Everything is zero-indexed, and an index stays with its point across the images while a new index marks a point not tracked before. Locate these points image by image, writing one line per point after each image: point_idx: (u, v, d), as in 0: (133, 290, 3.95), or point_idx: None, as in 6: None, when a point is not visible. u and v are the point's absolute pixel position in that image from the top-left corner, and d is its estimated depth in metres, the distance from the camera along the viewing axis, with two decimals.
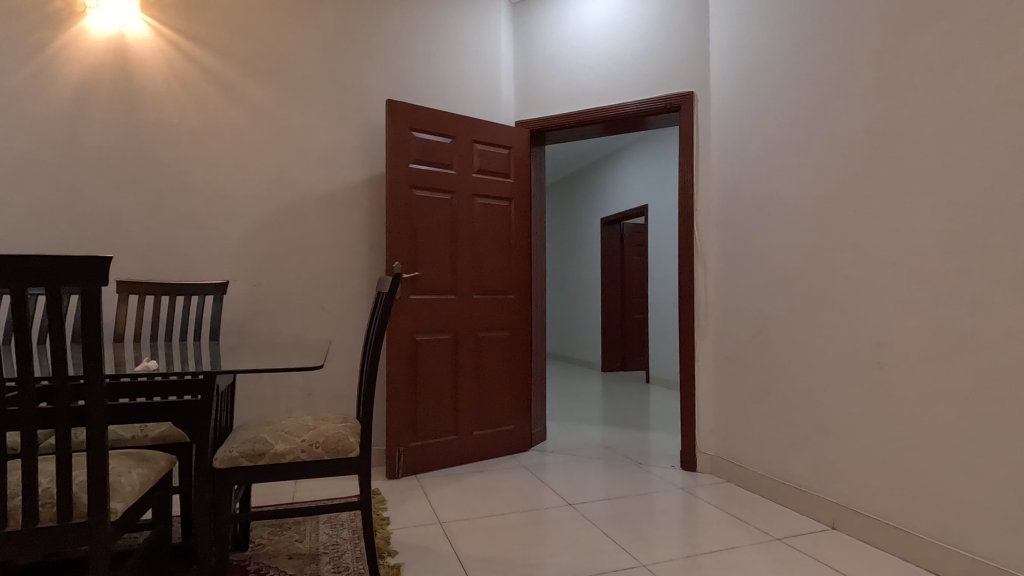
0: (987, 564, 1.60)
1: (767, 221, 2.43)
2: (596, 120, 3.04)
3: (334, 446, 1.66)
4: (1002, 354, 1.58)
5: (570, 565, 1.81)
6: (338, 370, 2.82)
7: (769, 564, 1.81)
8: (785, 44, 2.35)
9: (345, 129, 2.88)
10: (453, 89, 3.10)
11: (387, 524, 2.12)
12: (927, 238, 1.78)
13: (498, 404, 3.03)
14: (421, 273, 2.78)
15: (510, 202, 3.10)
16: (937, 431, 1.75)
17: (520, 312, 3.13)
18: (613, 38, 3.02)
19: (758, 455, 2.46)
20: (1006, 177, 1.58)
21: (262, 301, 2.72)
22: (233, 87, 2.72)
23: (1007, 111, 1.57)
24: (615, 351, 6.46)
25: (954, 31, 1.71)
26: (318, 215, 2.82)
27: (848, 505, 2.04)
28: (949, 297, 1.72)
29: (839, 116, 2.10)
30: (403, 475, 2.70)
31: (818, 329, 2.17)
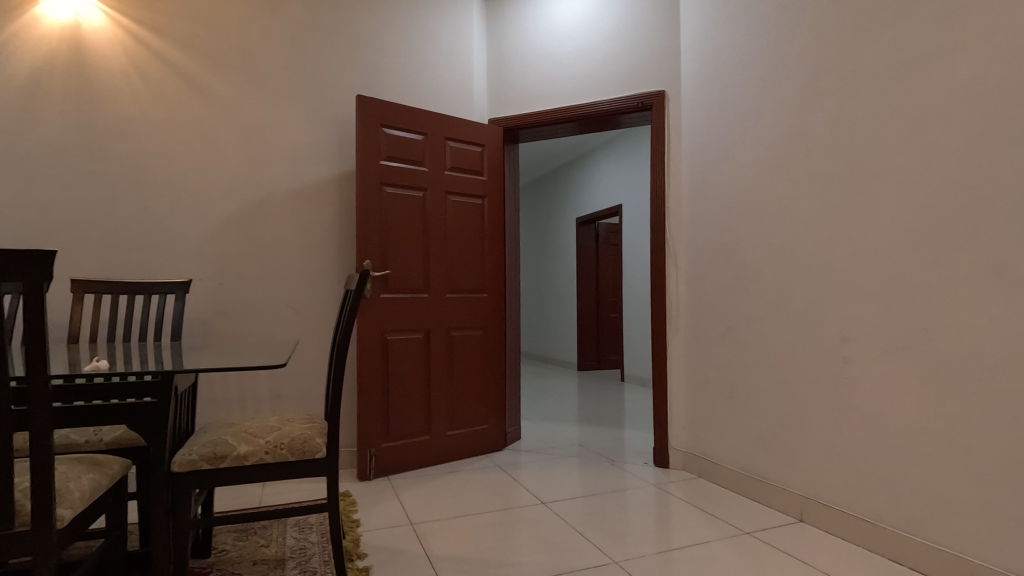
0: (947, 552, 1.64)
1: (737, 219, 2.46)
2: (569, 118, 3.04)
3: (299, 447, 1.61)
4: (962, 346, 1.63)
5: (544, 563, 1.80)
6: (306, 370, 2.76)
7: (739, 557, 1.83)
8: (751, 45, 2.39)
9: (313, 125, 2.82)
10: (424, 85, 3.07)
11: (356, 525, 2.08)
12: (888, 234, 1.83)
13: (471, 403, 3.01)
14: (392, 271, 2.74)
15: (483, 200, 3.08)
16: (899, 422, 1.79)
17: (493, 311, 3.11)
18: (585, 37, 3.03)
19: (727, 450, 2.49)
20: (964, 174, 1.62)
21: (227, 300, 2.65)
22: (196, 81, 2.65)
23: (962, 114, 1.63)
24: (591, 350, 6.49)
25: (912, 32, 1.76)
26: (286, 212, 2.76)
27: (815, 497, 2.07)
28: (911, 292, 1.76)
29: (805, 116, 2.14)
30: (374, 477, 2.66)
31: (786, 324, 2.21)
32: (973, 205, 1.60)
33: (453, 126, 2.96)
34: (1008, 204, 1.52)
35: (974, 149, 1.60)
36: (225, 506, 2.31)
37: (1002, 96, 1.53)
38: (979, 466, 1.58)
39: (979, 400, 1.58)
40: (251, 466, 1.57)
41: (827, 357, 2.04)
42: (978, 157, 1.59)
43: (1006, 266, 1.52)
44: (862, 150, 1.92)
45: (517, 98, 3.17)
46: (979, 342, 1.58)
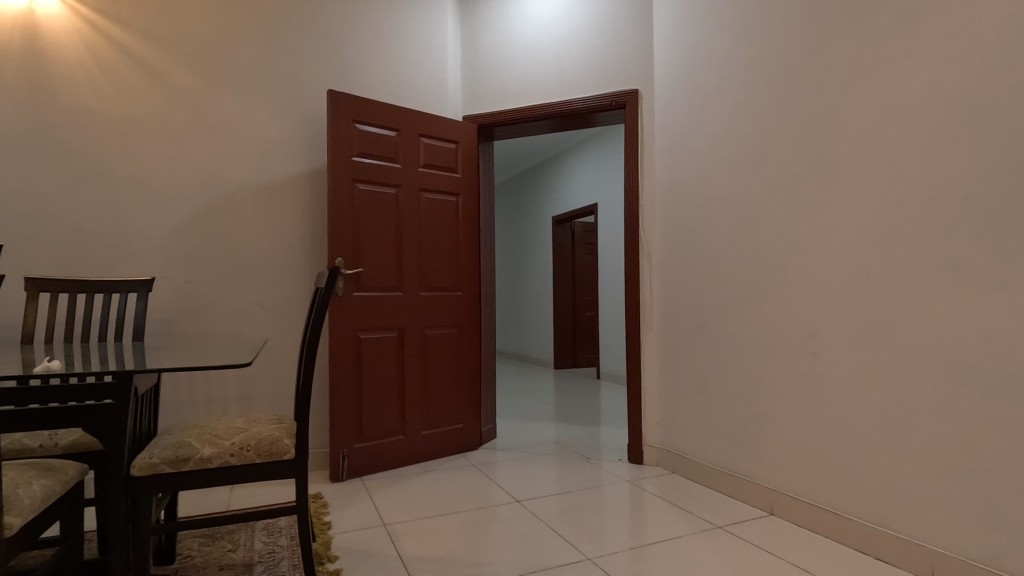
0: (909, 540, 1.70)
1: (708, 217, 2.49)
2: (543, 116, 3.03)
3: (266, 448, 1.57)
4: (924, 341, 1.67)
5: (518, 561, 1.79)
6: (277, 370, 2.70)
7: (711, 551, 1.85)
8: (722, 45, 2.42)
9: (283, 120, 2.76)
10: (398, 81, 3.03)
11: (327, 528, 2.04)
12: (853, 232, 1.87)
13: (445, 402, 2.98)
14: (364, 269, 2.70)
15: (457, 198, 3.06)
16: (865, 415, 1.83)
17: (468, 309, 3.09)
18: (560, 34, 3.03)
19: (700, 446, 2.52)
20: (926, 173, 1.67)
21: (193, 299, 2.58)
22: (159, 73, 2.57)
23: (925, 115, 1.67)
24: (567, 348, 6.52)
25: (878, 33, 1.80)
26: (255, 209, 2.69)
27: (784, 491, 2.11)
28: (876, 287, 1.80)
29: (775, 115, 2.17)
30: (347, 478, 2.61)
31: (756, 321, 2.24)
32: (935, 203, 1.64)
33: (427, 121, 2.93)
34: (969, 203, 1.56)
35: (935, 148, 1.65)
36: (191, 511, 2.24)
37: (963, 97, 1.58)
38: (941, 457, 1.62)
39: (941, 392, 1.63)
40: (216, 469, 1.53)
41: (796, 353, 2.07)
42: (940, 157, 1.63)
43: (966, 262, 1.57)
44: (829, 149, 1.96)
45: (491, 94, 3.16)
46: (939, 337, 1.63)
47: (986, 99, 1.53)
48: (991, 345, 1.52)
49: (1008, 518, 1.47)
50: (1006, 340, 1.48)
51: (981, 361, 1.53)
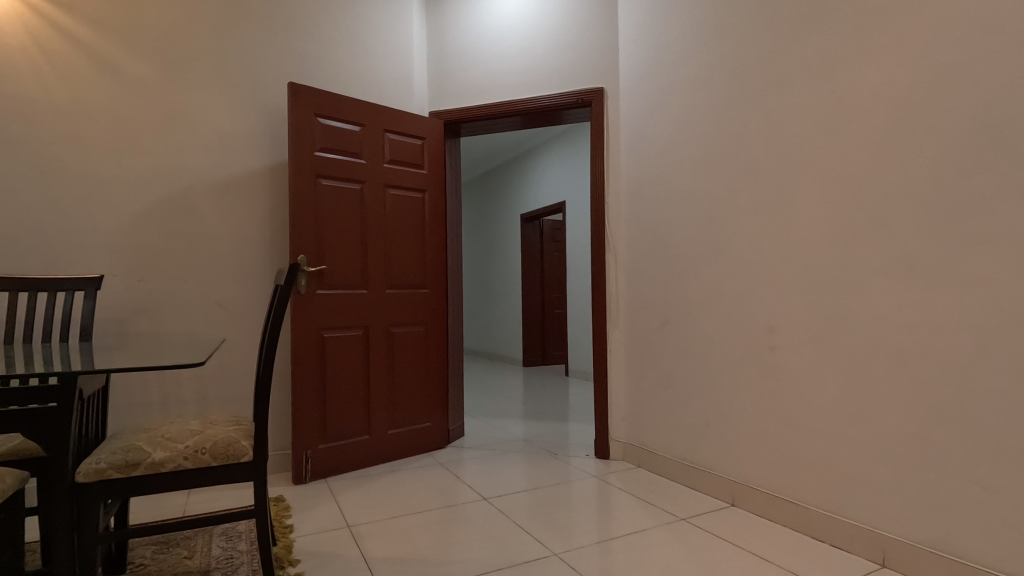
0: (862, 527, 1.76)
1: (671, 214, 2.53)
2: (510, 113, 3.02)
3: (222, 451, 1.52)
4: (875, 334, 1.73)
5: (485, 559, 1.78)
6: (236, 371, 2.63)
7: (674, 543, 1.88)
8: (685, 45, 2.45)
9: (242, 112, 2.68)
10: (362, 76, 2.98)
11: (289, 531, 1.99)
12: (810, 229, 1.93)
13: (412, 401, 2.95)
14: (328, 266, 2.65)
15: (423, 194, 3.03)
16: (821, 408, 1.88)
17: (435, 307, 3.06)
18: (526, 31, 3.02)
19: (665, 440, 2.56)
20: (878, 171, 1.73)
21: (146, 298, 2.48)
22: (108, 61, 2.45)
23: (878, 113, 1.72)
24: (536, 345, 6.53)
25: (834, 34, 1.85)
26: (213, 204, 2.61)
27: (744, 482, 2.16)
28: (832, 282, 1.86)
29: (735, 114, 2.21)
30: (310, 480, 2.56)
31: (718, 316, 2.28)
32: (888, 200, 1.70)
33: (392, 114, 2.89)
34: (919, 200, 1.62)
35: (887, 148, 1.70)
36: (145, 517, 2.16)
37: (911, 98, 1.64)
38: (893, 446, 1.68)
39: (893, 383, 1.68)
40: (168, 473, 1.47)
41: (757, 346, 2.12)
42: (892, 156, 1.69)
43: (913, 259, 1.63)
44: (787, 148, 2.01)
45: (456, 90, 3.14)
46: (891, 331, 1.69)
47: (935, 101, 1.59)
48: (938, 338, 1.58)
49: (956, 503, 1.53)
50: (953, 332, 1.55)
51: (930, 352, 1.60)
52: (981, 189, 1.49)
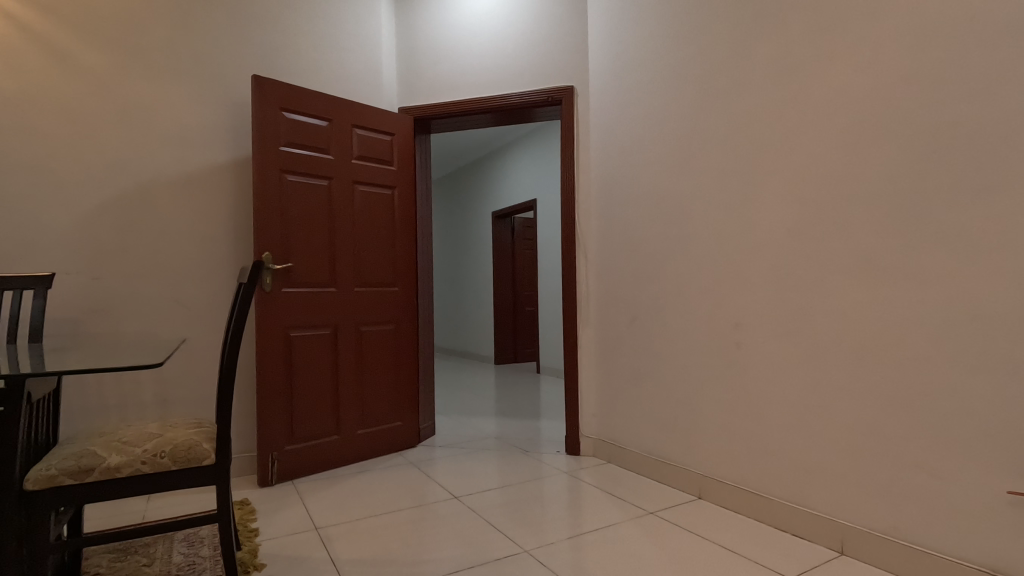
0: (822, 516, 1.81)
1: (640, 212, 2.56)
2: (480, 110, 3.01)
3: (183, 454, 1.47)
4: (835, 330, 1.79)
5: (455, 558, 1.77)
6: (199, 371, 2.55)
7: (643, 537, 1.90)
8: (653, 45, 2.48)
9: (204, 105, 2.60)
10: (329, 70, 2.92)
11: (254, 535, 1.94)
12: (773, 228, 1.98)
13: (382, 401, 2.92)
14: (294, 264, 2.59)
15: (393, 191, 2.99)
16: (784, 402, 1.94)
17: (405, 305, 3.03)
18: (497, 28, 3.01)
19: (634, 435, 2.59)
20: (838, 172, 1.78)
21: (102, 297, 2.38)
22: (59, 49, 2.34)
23: (837, 115, 1.78)
24: (508, 343, 6.53)
25: (796, 38, 1.90)
26: (173, 200, 2.52)
27: (711, 475, 2.20)
28: (794, 279, 1.91)
29: (702, 114, 2.25)
30: (277, 482, 2.50)
31: (686, 313, 2.32)
32: (848, 199, 1.75)
33: (360, 108, 2.84)
34: (877, 200, 1.68)
35: (845, 150, 1.76)
36: (102, 524, 2.08)
37: (868, 102, 1.70)
38: (853, 437, 1.74)
39: (853, 376, 1.74)
40: (125, 479, 1.42)
41: (723, 343, 2.16)
42: (850, 157, 1.74)
43: (871, 257, 1.69)
44: (751, 148, 2.05)
45: (426, 85, 3.11)
46: (849, 326, 1.75)
47: (892, 103, 1.64)
48: (893, 333, 1.64)
49: (910, 491, 1.60)
50: (909, 327, 1.60)
51: (885, 347, 1.66)
52: (934, 189, 1.54)
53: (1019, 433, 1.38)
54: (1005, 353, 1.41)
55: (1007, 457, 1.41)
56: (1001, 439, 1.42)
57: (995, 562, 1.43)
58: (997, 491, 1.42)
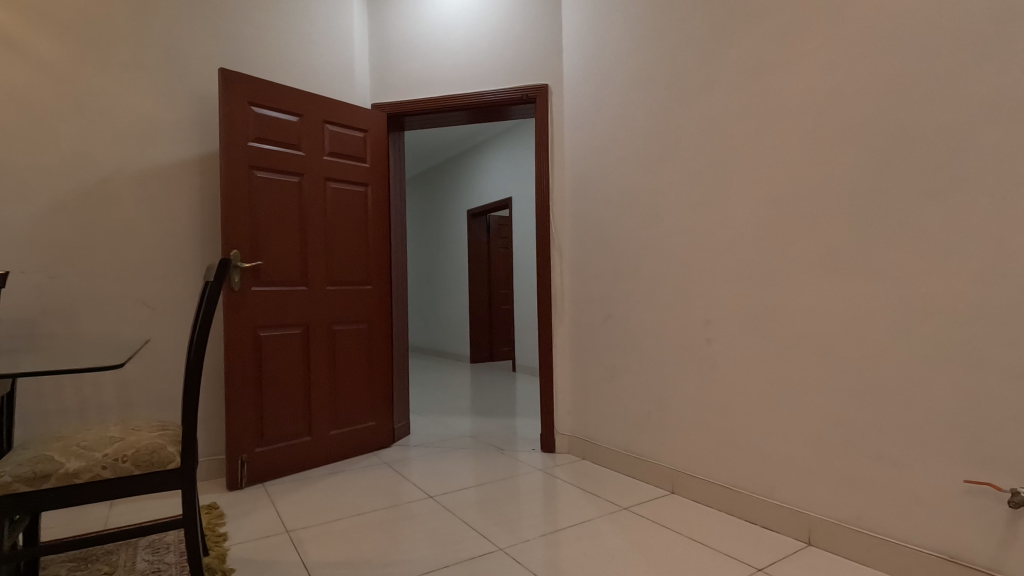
0: (790, 509, 1.86)
1: (614, 210, 2.57)
2: (455, 107, 2.99)
3: (146, 458, 1.43)
4: (802, 326, 1.83)
5: (430, 558, 1.76)
6: (165, 373, 2.48)
7: (617, 532, 1.92)
8: (625, 46, 2.50)
9: (168, 98, 2.52)
10: (300, 65, 2.87)
11: (222, 539, 1.89)
12: (742, 226, 2.01)
13: (356, 401, 2.88)
14: (264, 262, 2.54)
15: (366, 188, 2.95)
16: (753, 398, 1.98)
17: (379, 303, 3.00)
18: (471, 25, 2.99)
19: (609, 432, 2.61)
20: (804, 172, 1.82)
21: (60, 296, 2.29)
22: (12, 38, 2.25)
23: (803, 116, 1.82)
24: (483, 342, 6.52)
25: (764, 40, 1.94)
26: (136, 197, 2.44)
27: (683, 470, 2.24)
28: (763, 277, 1.95)
29: (673, 114, 2.28)
30: (247, 485, 2.45)
31: (658, 310, 2.35)
32: (815, 198, 1.79)
33: (332, 103, 2.80)
34: (839, 199, 1.73)
35: (811, 150, 1.80)
36: (61, 532, 2.00)
37: (833, 104, 1.74)
38: (819, 431, 1.78)
39: (819, 371, 1.78)
40: (84, 484, 1.37)
41: (694, 340, 2.19)
42: (816, 158, 1.79)
43: (836, 254, 1.74)
44: (721, 147, 2.08)
45: (398, 81, 3.08)
46: (816, 323, 1.79)
47: (856, 105, 1.68)
48: (858, 329, 1.68)
49: (871, 483, 1.65)
50: (873, 323, 1.65)
51: (849, 343, 1.70)
52: (895, 189, 1.59)
53: (976, 423, 1.44)
54: (962, 347, 1.46)
55: (964, 447, 1.46)
56: (959, 430, 1.47)
57: (953, 549, 1.48)
58: (956, 480, 1.47)
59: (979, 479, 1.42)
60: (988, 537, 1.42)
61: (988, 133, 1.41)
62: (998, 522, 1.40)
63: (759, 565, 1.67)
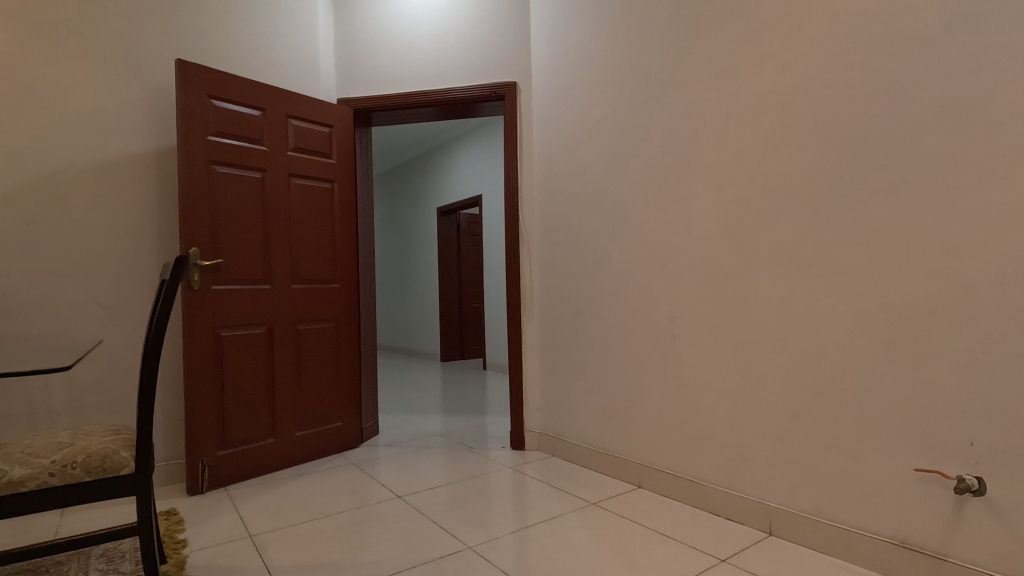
0: (752, 500, 1.90)
1: (582, 208, 2.59)
2: (423, 104, 2.96)
3: (97, 464, 1.38)
4: (762, 323, 1.88)
5: (398, 558, 1.74)
6: (120, 374, 2.39)
7: (585, 527, 1.94)
8: (592, 44, 2.52)
9: (122, 90, 2.42)
10: (262, 58, 2.80)
11: (182, 546, 1.83)
12: (706, 225, 2.05)
13: (322, 400, 2.83)
14: (225, 260, 2.46)
15: (332, 184, 2.90)
16: (716, 392, 2.02)
17: (346, 302, 2.95)
18: (438, 20, 2.96)
19: (577, 428, 2.63)
20: (764, 172, 1.87)
21: (4, 296, 2.18)
22: None
23: (763, 117, 1.87)
24: (454, 340, 6.51)
25: (727, 41, 1.97)
26: (87, 191, 2.34)
27: (650, 464, 2.27)
28: (725, 273, 1.99)
29: (639, 113, 2.30)
30: (208, 489, 2.38)
31: (625, 307, 2.38)
32: (774, 197, 1.84)
33: (296, 96, 2.73)
34: (798, 198, 1.78)
35: (773, 150, 1.84)
36: (6, 543, 1.91)
37: (792, 106, 1.79)
38: (779, 424, 1.83)
39: (779, 365, 1.83)
40: (29, 493, 1.31)
41: (660, 336, 2.22)
42: (777, 158, 1.83)
43: (795, 252, 1.79)
44: (686, 147, 2.12)
45: (364, 76, 3.04)
46: (776, 320, 1.84)
47: (815, 107, 1.73)
48: (815, 324, 1.74)
49: (828, 473, 1.70)
50: (829, 318, 1.70)
51: (808, 338, 1.76)
52: (851, 189, 1.65)
53: (925, 414, 1.50)
54: (912, 342, 1.52)
55: (915, 438, 1.52)
56: (910, 421, 1.52)
57: (904, 534, 1.54)
58: (907, 468, 1.53)
59: (928, 467, 1.49)
60: (935, 523, 1.48)
61: (936, 136, 1.47)
62: (945, 508, 1.46)
63: (722, 555, 1.71)
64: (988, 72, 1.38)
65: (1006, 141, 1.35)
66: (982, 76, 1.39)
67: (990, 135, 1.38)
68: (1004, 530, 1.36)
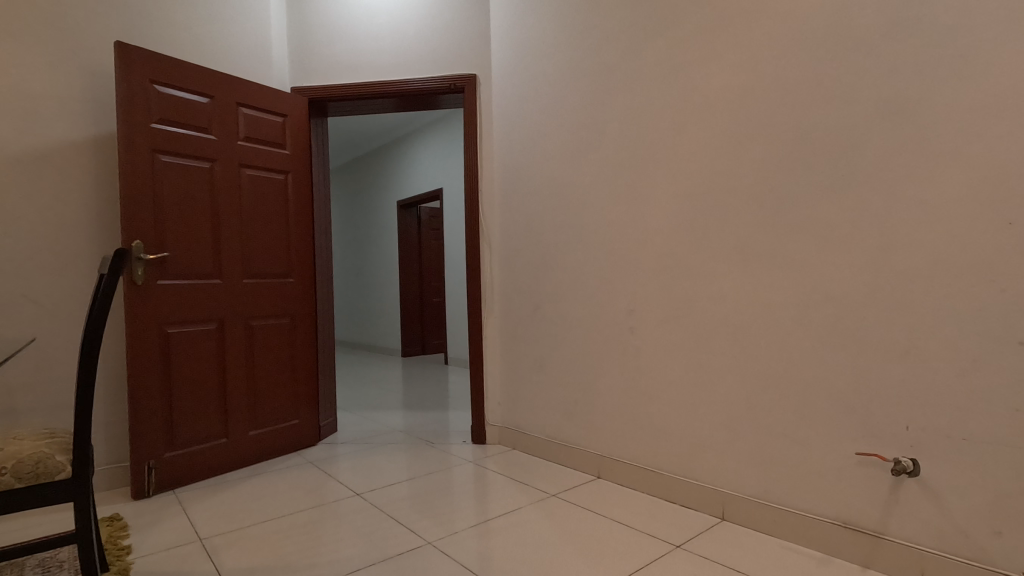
0: (706, 487, 1.96)
1: (541, 201, 2.60)
2: (380, 94, 2.91)
3: (30, 468, 1.31)
4: (716, 315, 1.93)
5: (356, 556, 1.72)
6: (56, 374, 2.26)
7: (546, 519, 1.96)
8: (551, 38, 2.52)
9: (55, 72, 2.27)
10: (210, 44, 2.68)
11: (125, 553, 1.75)
12: (662, 219, 2.09)
13: (277, 398, 2.75)
14: (171, 254, 2.36)
15: (285, 175, 2.81)
16: (672, 385, 2.06)
17: (302, 296, 2.88)
18: (396, 9, 2.91)
19: (537, 421, 2.64)
20: (717, 169, 1.92)
21: None
22: None
23: (717, 114, 1.91)
24: (415, 335, 6.46)
25: (683, 39, 2.01)
26: (15, 180, 2.19)
27: (609, 455, 2.31)
28: (681, 267, 2.03)
29: (598, 108, 2.32)
30: (155, 493, 2.28)
31: (584, 301, 2.40)
32: (728, 193, 1.89)
33: (247, 84, 2.64)
34: (750, 194, 1.83)
35: (726, 148, 1.89)
36: None
37: (744, 104, 1.83)
38: (731, 414, 1.89)
39: (732, 356, 1.88)
40: None
41: (618, 329, 2.26)
42: (730, 155, 1.88)
43: (746, 246, 1.84)
44: (643, 142, 2.15)
45: (319, 65, 2.96)
46: (729, 312, 1.89)
47: (766, 106, 1.78)
48: (765, 317, 1.80)
49: (777, 460, 1.77)
50: (779, 311, 1.76)
51: (759, 330, 1.81)
52: (799, 186, 1.71)
53: (866, 402, 1.57)
54: (854, 333, 1.59)
55: (857, 424, 1.59)
56: (853, 409, 1.60)
57: (846, 516, 1.61)
58: (849, 453, 1.60)
59: (868, 452, 1.56)
60: (874, 504, 1.56)
61: (877, 136, 1.54)
62: (884, 490, 1.54)
63: (677, 542, 1.76)
64: (923, 74, 1.45)
65: (939, 141, 1.43)
66: (919, 78, 1.46)
67: (926, 135, 1.45)
68: (936, 509, 1.44)
